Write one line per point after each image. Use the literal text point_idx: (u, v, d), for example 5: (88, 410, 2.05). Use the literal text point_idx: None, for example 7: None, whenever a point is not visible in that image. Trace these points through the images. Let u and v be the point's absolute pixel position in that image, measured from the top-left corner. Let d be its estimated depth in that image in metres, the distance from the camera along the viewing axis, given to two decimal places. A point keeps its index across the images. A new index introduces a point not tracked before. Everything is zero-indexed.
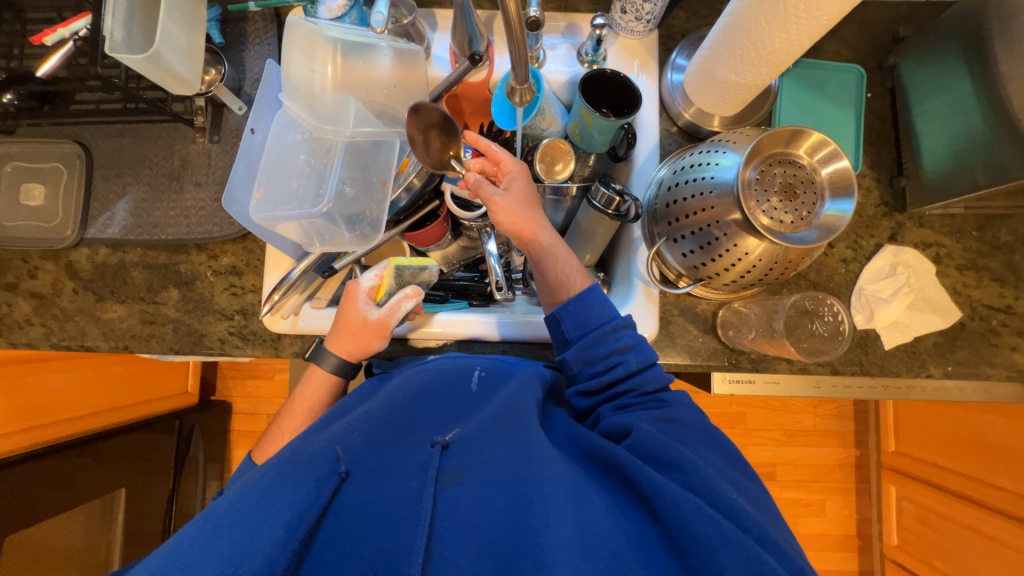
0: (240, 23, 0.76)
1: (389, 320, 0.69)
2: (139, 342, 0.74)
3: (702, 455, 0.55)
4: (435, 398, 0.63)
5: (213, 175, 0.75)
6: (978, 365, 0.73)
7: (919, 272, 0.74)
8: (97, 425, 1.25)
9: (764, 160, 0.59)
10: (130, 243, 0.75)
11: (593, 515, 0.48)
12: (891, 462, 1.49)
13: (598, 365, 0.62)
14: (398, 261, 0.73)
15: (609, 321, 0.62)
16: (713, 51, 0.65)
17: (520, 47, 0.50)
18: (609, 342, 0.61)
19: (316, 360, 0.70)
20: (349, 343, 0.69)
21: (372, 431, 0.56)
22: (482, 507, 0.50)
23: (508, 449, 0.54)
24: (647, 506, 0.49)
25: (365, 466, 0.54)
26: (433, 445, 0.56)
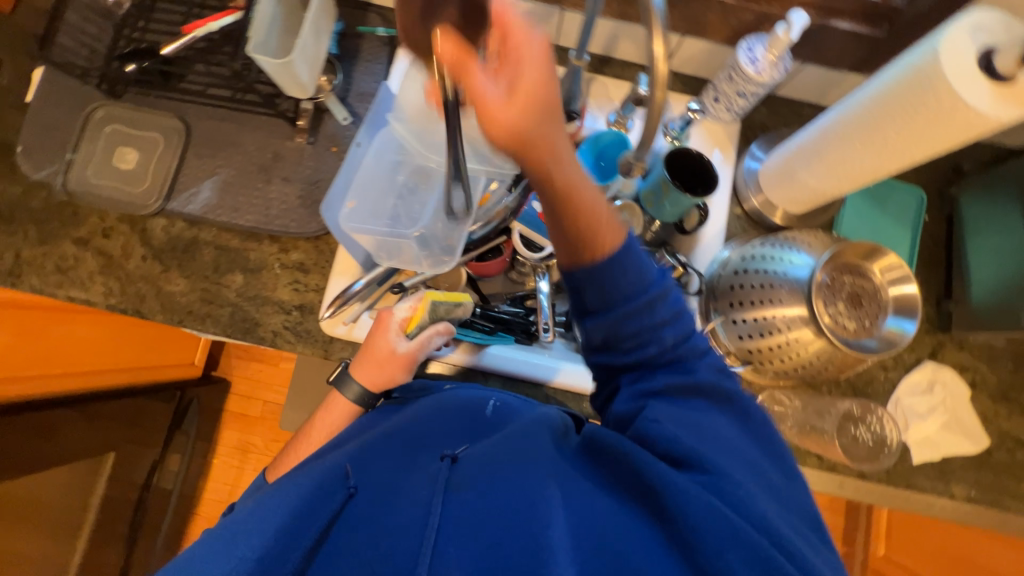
0: (356, 39, 0.81)
1: (416, 354, 0.70)
2: (195, 319, 0.75)
3: (739, 451, 0.49)
4: (449, 419, 0.61)
5: (300, 174, 0.77)
6: (999, 495, 0.75)
7: (954, 393, 0.76)
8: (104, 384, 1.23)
9: (836, 268, 0.62)
10: (208, 222, 0.77)
11: (599, 523, 0.44)
12: (877, 567, 1.48)
13: (628, 342, 0.51)
14: (435, 294, 0.71)
15: (644, 291, 0.50)
16: (796, 156, 0.69)
17: (650, 131, 0.52)
18: (644, 318, 0.50)
19: (340, 386, 0.72)
20: (374, 373, 0.70)
21: (382, 449, 0.57)
22: (483, 515, 0.45)
23: (514, 456, 0.50)
24: (665, 522, 0.43)
25: (368, 483, 0.53)
26: (442, 459, 0.53)
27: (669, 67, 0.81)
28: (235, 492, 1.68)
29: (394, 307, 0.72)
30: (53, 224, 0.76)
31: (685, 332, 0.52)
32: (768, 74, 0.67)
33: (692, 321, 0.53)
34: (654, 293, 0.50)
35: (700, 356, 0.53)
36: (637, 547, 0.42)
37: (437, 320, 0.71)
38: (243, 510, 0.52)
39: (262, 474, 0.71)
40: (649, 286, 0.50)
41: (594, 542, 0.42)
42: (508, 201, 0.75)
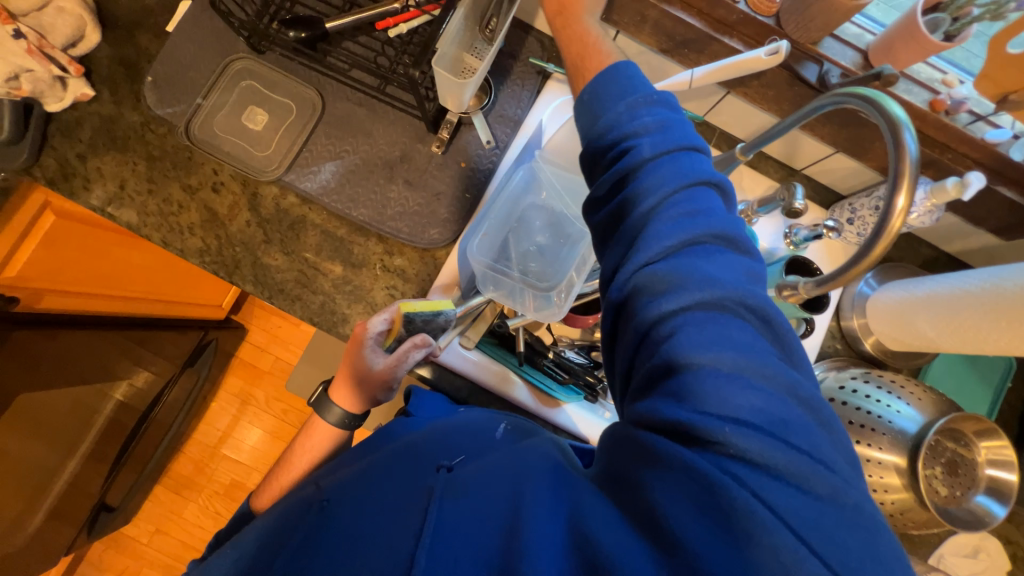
0: (510, 59, 0.79)
1: (392, 372, 0.63)
2: (285, 298, 0.73)
3: (751, 391, 0.37)
4: (458, 437, 0.59)
5: (423, 180, 0.76)
6: None
7: (996, 564, 0.77)
8: (131, 310, 1.19)
9: (941, 431, 0.62)
10: (320, 204, 0.75)
11: (588, 514, 0.40)
12: None
13: (634, 273, 0.42)
14: (411, 305, 0.65)
15: (652, 204, 0.42)
16: (919, 304, 0.69)
17: (841, 278, 0.51)
18: (665, 208, 0.42)
19: (319, 411, 0.69)
20: (352, 392, 0.67)
21: (385, 464, 0.56)
22: (475, 526, 0.43)
23: (503, 474, 0.48)
24: (656, 526, 0.37)
25: (358, 500, 0.52)
26: (438, 469, 0.52)
27: (806, 172, 0.81)
28: (223, 439, 1.65)
29: (367, 322, 0.67)
30: (165, 165, 0.74)
31: (717, 234, 0.42)
32: (921, 218, 0.67)
33: (728, 242, 0.42)
34: (644, 206, 0.43)
35: (727, 246, 0.42)
36: (616, 541, 0.37)
37: (414, 332, 0.65)
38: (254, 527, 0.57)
39: (246, 499, 0.70)
40: (662, 216, 0.42)
41: (581, 538, 0.38)
42: None
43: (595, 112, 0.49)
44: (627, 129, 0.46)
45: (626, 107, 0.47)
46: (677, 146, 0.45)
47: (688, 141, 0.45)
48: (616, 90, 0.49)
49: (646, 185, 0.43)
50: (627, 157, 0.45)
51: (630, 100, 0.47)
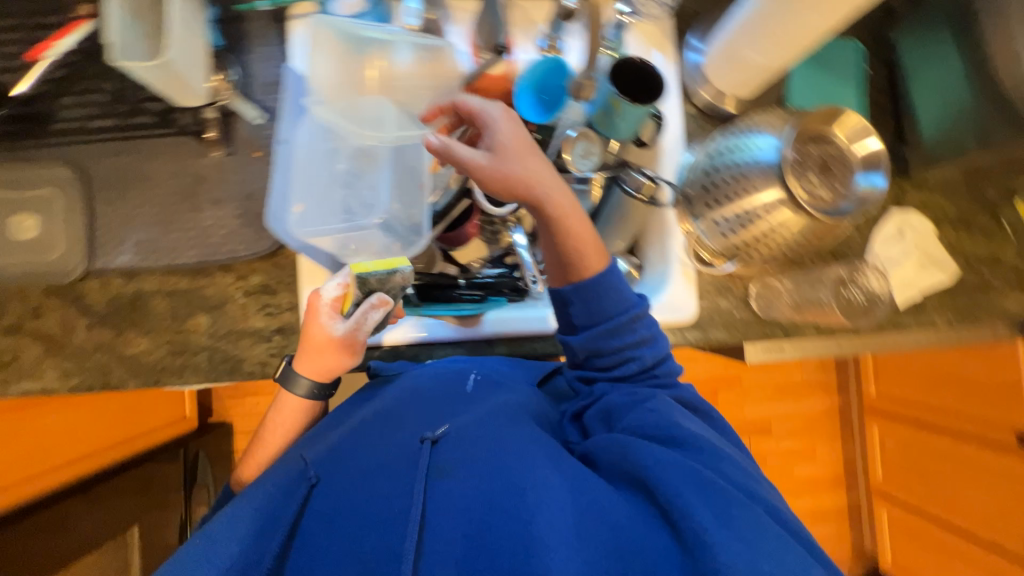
0: (237, 22, 0.71)
1: (358, 334, 0.61)
2: (172, 375, 0.69)
3: (697, 435, 0.54)
4: (427, 396, 0.63)
5: (229, 191, 0.70)
6: (973, 313, 0.81)
7: (922, 232, 0.80)
8: (96, 467, 1.15)
9: (800, 140, 0.61)
10: (148, 270, 0.69)
11: (602, 502, 0.49)
12: (874, 404, 1.66)
13: (609, 356, 0.59)
14: (363, 266, 0.58)
15: (625, 311, 0.57)
16: (738, 40, 0.67)
17: None
18: (626, 334, 0.57)
19: (286, 385, 0.64)
20: (317, 362, 0.63)
21: (361, 436, 0.60)
22: (473, 499, 0.51)
23: (496, 442, 0.55)
24: (657, 504, 0.48)
25: (346, 471, 0.57)
26: (422, 441, 0.57)
27: None
28: None
29: (321, 288, 0.63)
30: None
31: (652, 331, 0.59)
32: None
33: (649, 340, 0.59)
34: (640, 367, 0.59)
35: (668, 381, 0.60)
36: (600, 497, 0.50)
37: (373, 293, 0.60)
38: (230, 508, 0.57)
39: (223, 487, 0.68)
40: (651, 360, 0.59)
41: (589, 511, 0.48)
42: None
43: (592, 311, 0.57)
44: (627, 341, 0.58)
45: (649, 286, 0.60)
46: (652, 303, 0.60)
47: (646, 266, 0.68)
48: (614, 292, 0.57)
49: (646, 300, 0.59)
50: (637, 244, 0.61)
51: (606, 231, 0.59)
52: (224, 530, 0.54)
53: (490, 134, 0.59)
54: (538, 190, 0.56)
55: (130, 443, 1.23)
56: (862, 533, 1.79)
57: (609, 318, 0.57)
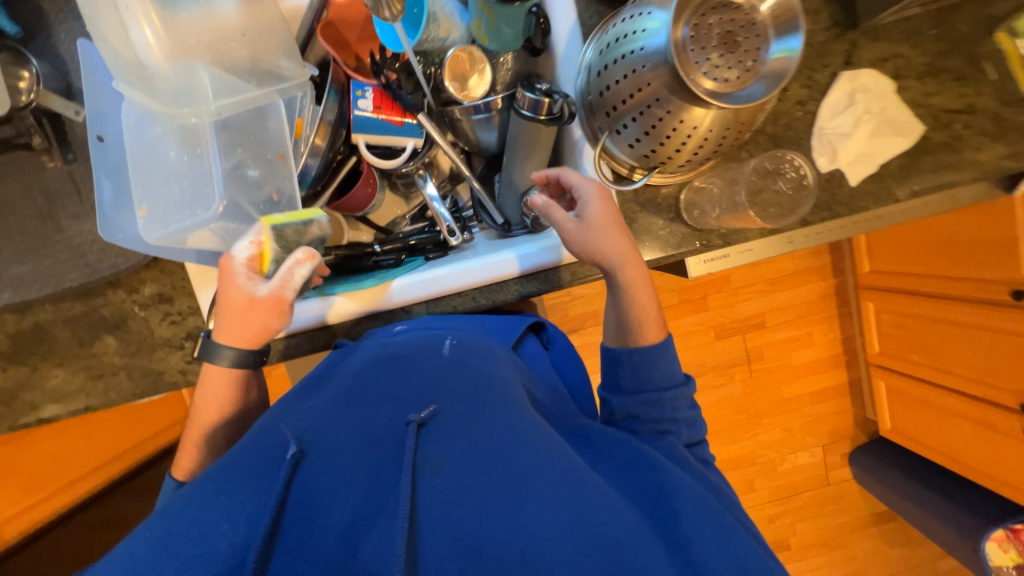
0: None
1: (284, 292, 0.53)
2: (98, 398, 0.69)
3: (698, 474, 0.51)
4: (406, 372, 0.56)
5: (90, 202, 0.64)
6: (944, 176, 0.72)
7: (878, 93, 0.69)
8: (98, 483, 1.15)
9: (694, 12, 0.51)
10: (36, 301, 0.66)
11: (604, 497, 0.42)
12: (869, 282, 1.60)
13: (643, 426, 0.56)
14: (275, 218, 0.55)
15: (671, 385, 0.58)
16: None
17: None
18: (665, 407, 0.57)
19: (208, 357, 0.53)
20: (242, 330, 0.53)
21: (339, 416, 0.50)
22: (468, 496, 0.41)
23: (492, 429, 0.48)
24: (658, 517, 0.43)
25: (328, 449, 0.45)
26: (407, 422, 0.48)
27: None
28: None
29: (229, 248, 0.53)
30: None
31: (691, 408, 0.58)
32: None
33: (645, 356, 0.58)
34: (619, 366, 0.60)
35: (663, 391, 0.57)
36: (602, 503, 0.41)
37: (292, 247, 0.56)
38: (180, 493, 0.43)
39: (164, 479, 0.54)
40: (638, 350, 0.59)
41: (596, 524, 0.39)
42: (324, 115, 0.64)
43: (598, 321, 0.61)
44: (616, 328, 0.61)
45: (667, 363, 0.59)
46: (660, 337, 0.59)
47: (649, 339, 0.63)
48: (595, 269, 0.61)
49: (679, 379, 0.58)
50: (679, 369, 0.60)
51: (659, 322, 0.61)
52: (186, 515, 0.40)
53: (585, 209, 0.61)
54: (610, 260, 0.59)
55: (128, 455, 1.17)
56: (867, 408, 1.78)
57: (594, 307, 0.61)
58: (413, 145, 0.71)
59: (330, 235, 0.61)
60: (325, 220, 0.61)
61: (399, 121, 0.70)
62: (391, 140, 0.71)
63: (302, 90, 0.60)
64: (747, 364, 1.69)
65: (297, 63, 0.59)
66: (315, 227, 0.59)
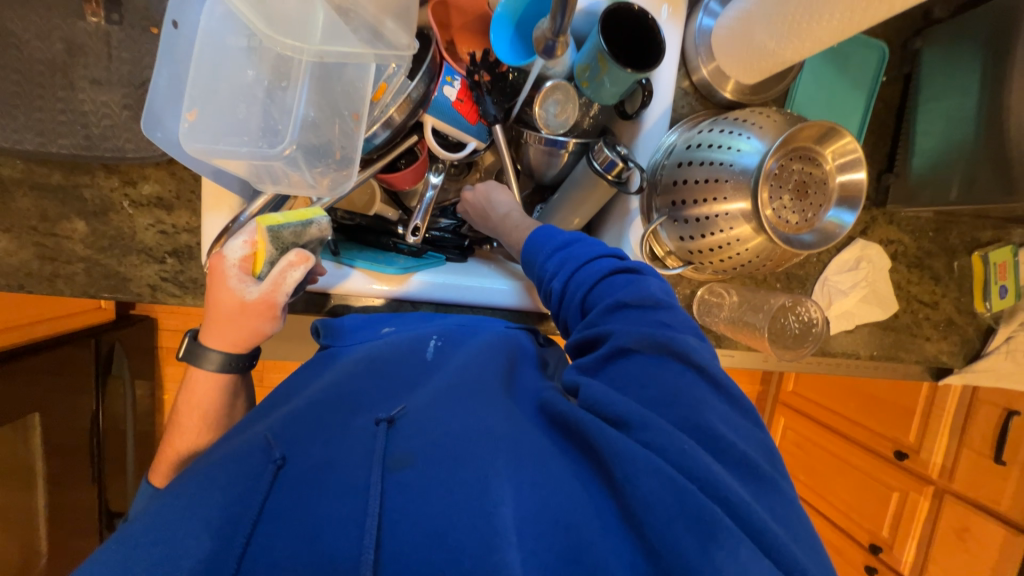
0: None
1: (275, 296, 0.54)
2: (39, 283, 0.60)
3: (692, 399, 0.46)
4: (385, 371, 0.57)
5: (118, 73, 0.56)
6: (896, 350, 0.83)
7: (877, 267, 0.79)
8: None
9: (786, 154, 0.55)
10: (5, 153, 0.57)
11: (556, 483, 0.43)
12: (786, 399, 1.78)
13: (555, 303, 0.61)
14: (273, 218, 0.52)
15: (557, 272, 0.61)
16: (757, 9, 0.57)
17: None
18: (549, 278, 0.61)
19: (196, 359, 0.55)
20: (231, 334, 0.54)
21: (314, 413, 0.50)
22: (432, 490, 0.42)
23: (459, 423, 0.48)
24: (607, 478, 0.43)
25: (306, 454, 0.45)
26: (377, 423, 0.48)
27: None
28: None
29: (222, 248, 0.54)
30: None
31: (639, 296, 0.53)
32: None
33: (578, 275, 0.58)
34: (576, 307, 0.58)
35: (669, 309, 0.53)
36: (561, 491, 0.43)
37: (288, 250, 0.53)
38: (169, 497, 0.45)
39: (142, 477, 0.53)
40: (581, 272, 0.58)
41: (547, 509, 0.41)
42: (411, 91, 0.60)
43: (540, 280, 0.63)
44: (565, 291, 0.59)
45: (552, 265, 0.61)
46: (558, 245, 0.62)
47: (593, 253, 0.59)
48: (550, 256, 0.62)
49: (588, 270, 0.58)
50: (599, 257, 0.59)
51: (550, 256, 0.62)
52: (171, 518, 0.41)
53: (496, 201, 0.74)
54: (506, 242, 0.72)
55: None
56: None
57: (548, 282, 0.62)
58: (474, 145, 0.70)
59: (327, 237, 0.59)
60: (325, 222, 0.58)
61: (472, 118, 0.69)
62: (457, 134, 0.69)
63: (399, 61, 0.56)
64: None
65: (409, 38, 0.55)
66: (313, 228, 0.56)
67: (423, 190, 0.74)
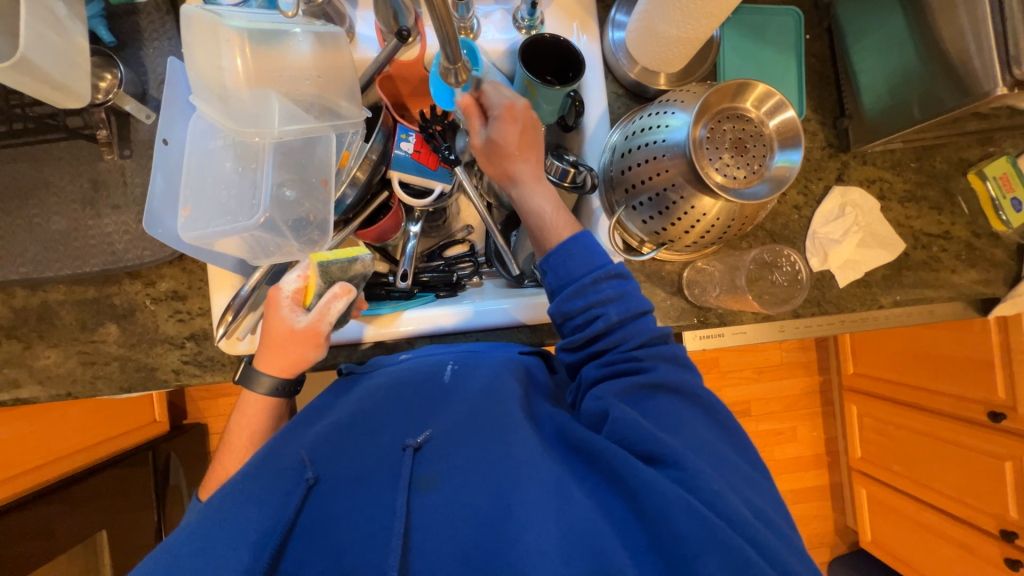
0: (130, 16, 0.67)
1: (320, 325, 0.59)
2: (84, 387, 0.68)
3: (700, 437, 0.51)
4: (407, 397, 0.58)
5: (132, 196, 0.67)
6: (922, 290, 0.78)
7: (865, 209, 0.77)
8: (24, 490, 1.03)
9: (713, 117, 0.59)
10: (51, 280, 0.67)
11: (580, 506, 0.46)
12: (852, 383, 1.63)
13: (579, 319, 0.58)
14: (324, 256, 0.62)
15: (590, 273, 0.58)
16: (651, 6, 0.63)
17: (444, 20, 0.43)
18: (589, 295, 0.57)
19: (250, 383, 0.60)
20: (279, 359, 0.59)
21: (339, 441, 0.52)
22: (459, 514, 0.46)
23: (486, 448, 0.51)
24: (632, 502, 0.46)
25: (336, 473, 0.50)
26: (405, 448, 0.51)
27: None
28: None
29: (279, 283, 0.62)
30: None
31: (666, 355, 0.57)
32: None
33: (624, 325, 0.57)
34: (608, 326, 0.56)
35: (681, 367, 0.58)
36: (586, 514, 0.45)
37: (334, 282, 0.62)
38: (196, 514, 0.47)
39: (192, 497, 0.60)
40: (634, 320, 0.57)
41: (576, 535, 0.43)
42: (369, 153, 0.70)
43: (562, 274, 0.58)
44: (593, 300, 0.57)
45: (592, 282, 0.57)
46: (610, 275, 0.58)
47: (641, 305, 0.58)
48: (579, 255, 0.58)
49: (632, 330, 0.56)
50: (635, 302, 0.58)
51: (595, 275, 0.57)
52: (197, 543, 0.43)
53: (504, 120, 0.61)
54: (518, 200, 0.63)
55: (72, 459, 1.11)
56: (847, 514, 1.74)
57: (575, 280, 0.58)
58: (442, 188, 0.75)
59: (370, 273, 0.67)
60: (368, 260, 0.67)
61: (433, 165, 0.75)
62: (423, 182, 0.75)
63: (354, 128, 0.65)
64: None
65: (356, 105, 0.65)
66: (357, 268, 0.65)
67: (405, 237, 0.80)
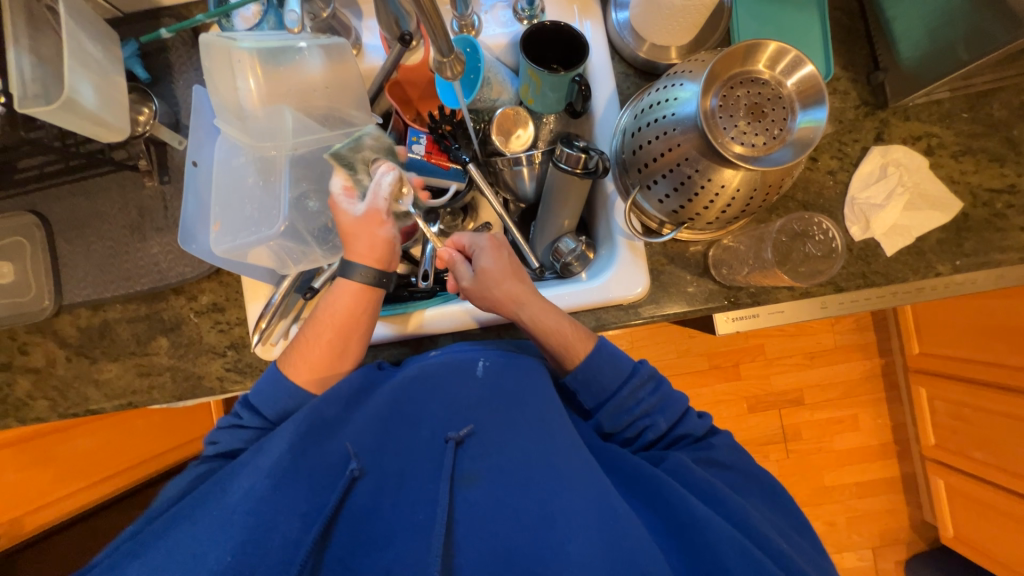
0: (161, 53, 0.73)
1: (380, 203, 0.62)
2: (142, 396, 0.74)
3: (751, 503, 0.55)
4: (447, 389, 0.58)
5: (173, 218, 0.72)
6: (987, 254, 0.70)
7: (910, 168, 0.71)
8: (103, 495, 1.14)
9: (723, 85, 0.56)
10: (108, 301, 0.73)
11: (623, 522, 0.47)
12: (918, 364, 1.49)
13: (627, 431, 0.61)
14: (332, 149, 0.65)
15: (626, 382, 0.60)
16: None
17: (426, 6, 0.42)
18: (633, 408, 0.60)
19: (346, 274, 0.62)
20: (363, 250, 0.62)
21: (385, 433, 0.55)
22: (502, 515, 0.50)
23: (528, 457, 0.53)
24: (681, 534, 0.48)
25: (380, 467, 0.53)
26: (447, 441, 0.53)
27: None
28: None
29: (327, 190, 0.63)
30: None
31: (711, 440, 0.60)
32: None
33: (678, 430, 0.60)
34: (656, 436, 0.60)
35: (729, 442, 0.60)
36: (628, 529, 0.47)
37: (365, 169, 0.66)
38: (242, 475, 0.49)
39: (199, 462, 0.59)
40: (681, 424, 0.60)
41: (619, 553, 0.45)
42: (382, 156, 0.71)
43: (599, 387, 0.60)
44: (639, 412, 0.60)
45: (633, 392, 0.60)
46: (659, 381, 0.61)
47: (682, 406, 0.61)
48: (608, 366, 0.60)
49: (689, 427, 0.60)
50: (679, 406, 0.61)
51: (639, 381, 0.60)
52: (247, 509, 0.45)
53: (481, 260, 0.65)
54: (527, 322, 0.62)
55: (144, 466, 1.21)
56: (924, 509, 1.59)
57: (612, 393, 0.60)
58: (455, 187, 0.76)
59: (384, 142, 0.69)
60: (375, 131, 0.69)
61: (445, 165, 0.76)
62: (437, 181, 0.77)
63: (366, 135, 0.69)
64: (782, 442, 1.58)
65: (366, 113, 0.68)
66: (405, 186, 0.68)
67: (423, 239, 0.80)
